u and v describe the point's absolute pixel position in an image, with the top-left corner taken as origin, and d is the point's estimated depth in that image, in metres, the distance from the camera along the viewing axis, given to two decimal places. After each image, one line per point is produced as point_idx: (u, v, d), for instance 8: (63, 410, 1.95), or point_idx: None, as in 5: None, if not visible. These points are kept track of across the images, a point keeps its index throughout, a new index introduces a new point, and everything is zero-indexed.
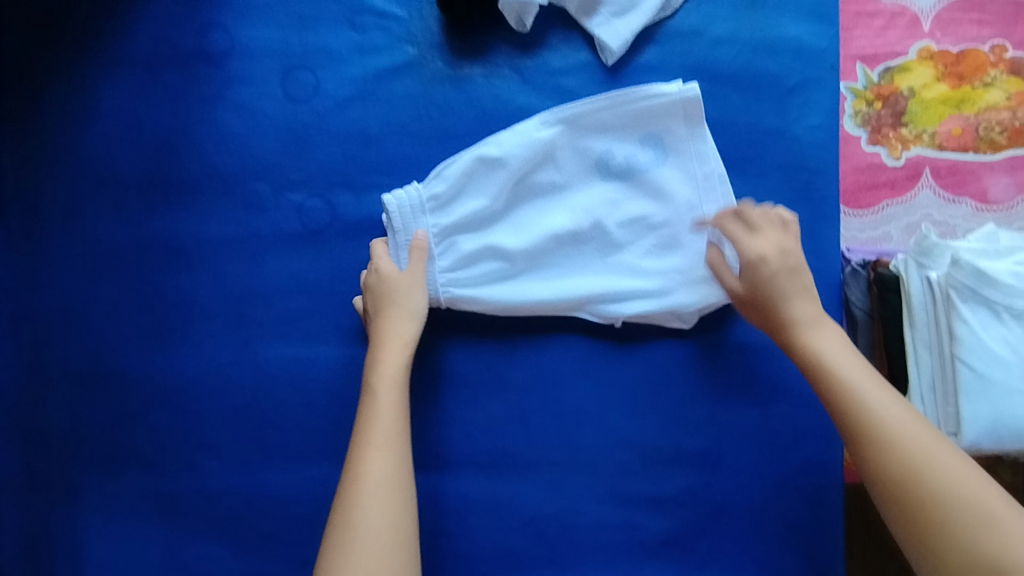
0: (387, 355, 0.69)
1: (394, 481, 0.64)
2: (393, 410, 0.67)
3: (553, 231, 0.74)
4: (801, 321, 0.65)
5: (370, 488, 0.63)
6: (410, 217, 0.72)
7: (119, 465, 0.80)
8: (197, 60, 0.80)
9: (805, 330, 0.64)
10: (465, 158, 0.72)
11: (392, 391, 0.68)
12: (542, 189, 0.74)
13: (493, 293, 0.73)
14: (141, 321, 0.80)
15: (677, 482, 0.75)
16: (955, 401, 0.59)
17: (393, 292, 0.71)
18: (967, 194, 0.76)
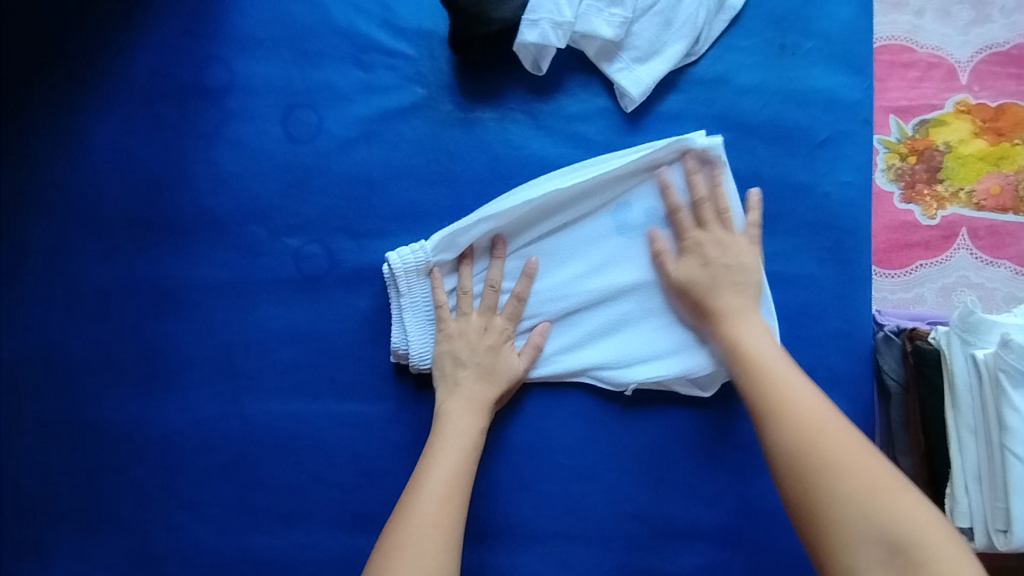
0: (461, 413, 0.66)
1: (439, 543, 0.57)
2: (459, 471, 0.63)
3: (563, 296, 0.70)
4: (727, 311, 0.64)
5: (413, 544, 0.57)
6: (413, 278, 0.69)
7: (94, 522, 0.75)
8: (194, 95, 0.76)
9: (730, 321, 0.64)
10: (477, 221, 0.68)
11: (457, 453, 0.64)
12: (554, 251, 0.70)
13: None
14: (124, 368, 0.75)
15: (693, 559, 0.69)
16: (1005, 496, 0.54)
17: (498, 370, 0.68)
18: (1006, 256, 0.71)
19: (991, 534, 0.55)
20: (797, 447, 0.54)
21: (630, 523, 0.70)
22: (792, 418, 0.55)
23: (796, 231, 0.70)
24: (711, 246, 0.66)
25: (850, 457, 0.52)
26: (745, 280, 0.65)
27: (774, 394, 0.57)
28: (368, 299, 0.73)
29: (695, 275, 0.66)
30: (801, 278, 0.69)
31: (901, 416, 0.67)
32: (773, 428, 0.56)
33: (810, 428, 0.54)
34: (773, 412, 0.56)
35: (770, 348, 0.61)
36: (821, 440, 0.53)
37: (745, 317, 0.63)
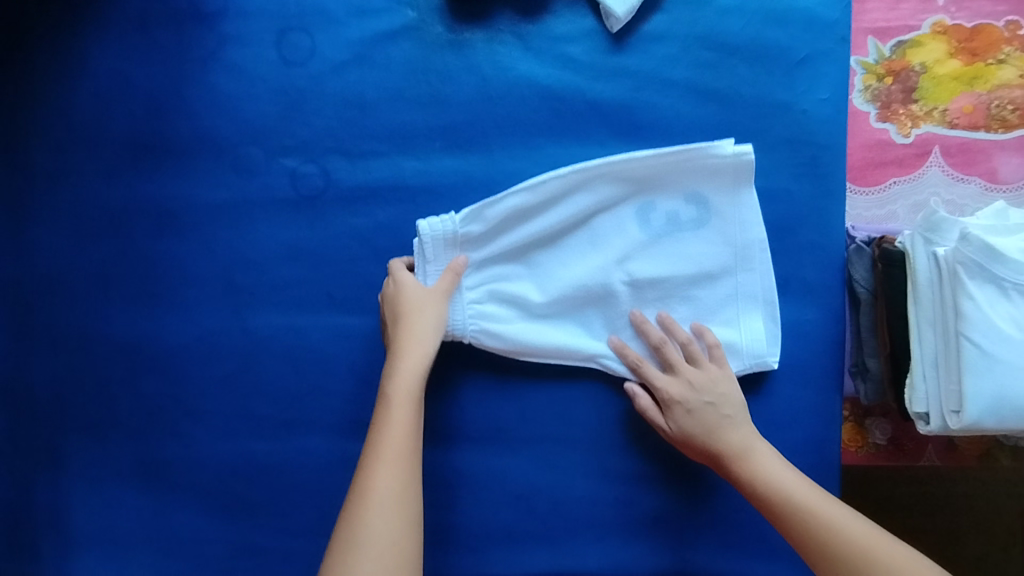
0: (404, 365, 0.67)
1: (401, 499, 0.60)
2: (410, 423, 0.64)
3: (577, 285, 0.72)
4: (736, 450, 0.66)
5: (377, 504, 0.59)
6: (442, 248, 0.71)
7: (105, 431, 0.79)
8: (190, 19, 0.78)
9: (743, 460, 0.65)
10: (506, 199, 0.70)
11: (407, 405, 0.65)
12: (573, 239, 0.73)
13: (505, 335, 0.72)
14: (129, 285, 0.79)
15: (671, 461, 0.74)
16: (958, 378, 0.58)
17: (408, 303, 0.69)
18: (977, 173, 0.74)
19: (945, 416, 0.59)
20: None
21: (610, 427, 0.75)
22: (846, 560, 0.58)
23: (773, 147, 0.72)
24: (693, 390, 0.68)
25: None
26: (733, 412, 0.68)
27: (824, 538, 0.59)
28: (363, 217, 0.76)
29: (689, 421, 0.68)
30: (777, 193, 0.72)
31: (870, 321, 0.70)
32: (835, 573, 0.58)
33: (861, 565, 0.57)
34: (826, 553, 0.59)
35: (788, 474, 0.64)
36: (877, 571, 0.56)
37: (752, 450, 0.66)
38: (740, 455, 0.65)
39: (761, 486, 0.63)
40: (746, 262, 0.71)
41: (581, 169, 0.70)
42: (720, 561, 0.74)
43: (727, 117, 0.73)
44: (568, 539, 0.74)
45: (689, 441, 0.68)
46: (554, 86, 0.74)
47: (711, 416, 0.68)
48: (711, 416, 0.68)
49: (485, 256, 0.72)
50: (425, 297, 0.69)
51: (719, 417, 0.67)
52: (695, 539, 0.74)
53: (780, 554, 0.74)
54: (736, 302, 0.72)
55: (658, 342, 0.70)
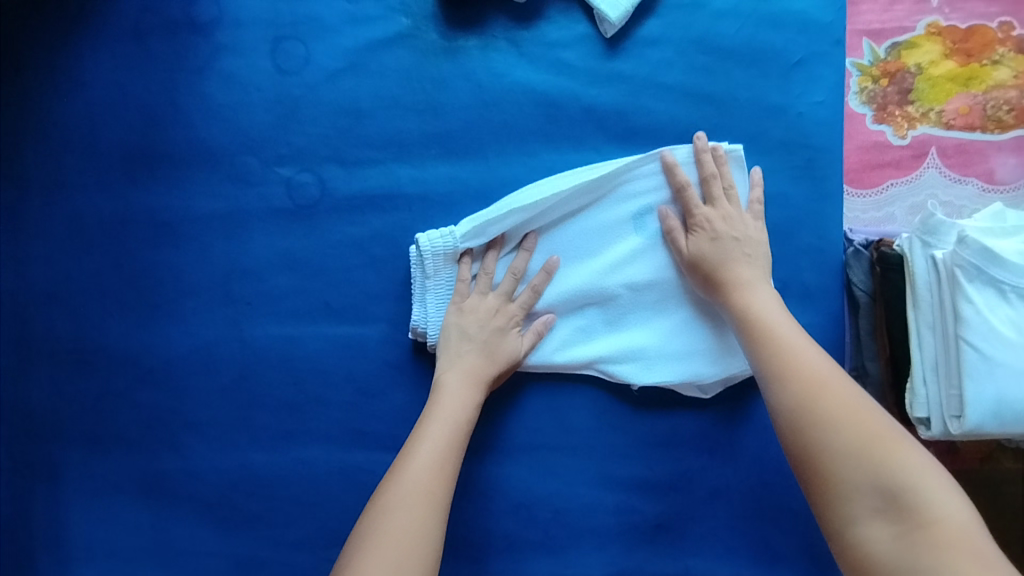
0: (455, 388, 0.69)
1: (424, 506, 0.60)
2: (450, 438, 0.66)
3: (574, 292, 0.72)
4: (741, 280, 0.66)
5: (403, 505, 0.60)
6: (440, 263, 0.71)
7: (104, 443, 0.79)
8: (184, 29, 0.77)
9: (740, 290, 0.66)
10: (507, 212, 0.70)
11: (447, 426, 0.66)
12: (568, 245, 0.72)
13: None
14: (126, 297, 0.78)
15: (672, 467, 0.74)
16: (958, 383, 0.57)
17: (500, 356, 0.70)
18: (974, 174, 0.74)
19: (946, 422, 0.59)
20: (804, 408, 0.56)
21: (611, 433, 0.74)
22: (800, 380, 0.57)
23: (770, 151, 0.72)
24: (721, 222, 0.68)
25: (846, 413, 0.55)
26: (753, 253, 0.68)
27: (785, 356, 0.60)
28: (359, 226, 0.76)
29: (708, 247, 0.68)
30: (775, 197, 0.72)
31: (869, 325, 0.70)
32: (785, 389, 0.58)
33: (812, 389, 0.57)
34: (778, 369, 0.59)
35: (780, 314, 0.64)
36: (822, 398, 0.56)
37: (756, 287, 0.66)
38: (743, 284, 0.66)
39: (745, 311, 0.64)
40: None
41: (576, 179, 0.70)
42: (722, 568, 0.73)
43: (723, 120, 0.72)
44: (570, 547, 0.74)
45: (698, 266, 0.68)
46: (550, 92, 0.74)
47: (731, 249, 0.68)
48: (731, 248, 0.68)
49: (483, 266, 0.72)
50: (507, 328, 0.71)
51: (735, 240, 0.68)
52: (698, 545, 0.74)
53: (783, 559, 0.73)
54: None
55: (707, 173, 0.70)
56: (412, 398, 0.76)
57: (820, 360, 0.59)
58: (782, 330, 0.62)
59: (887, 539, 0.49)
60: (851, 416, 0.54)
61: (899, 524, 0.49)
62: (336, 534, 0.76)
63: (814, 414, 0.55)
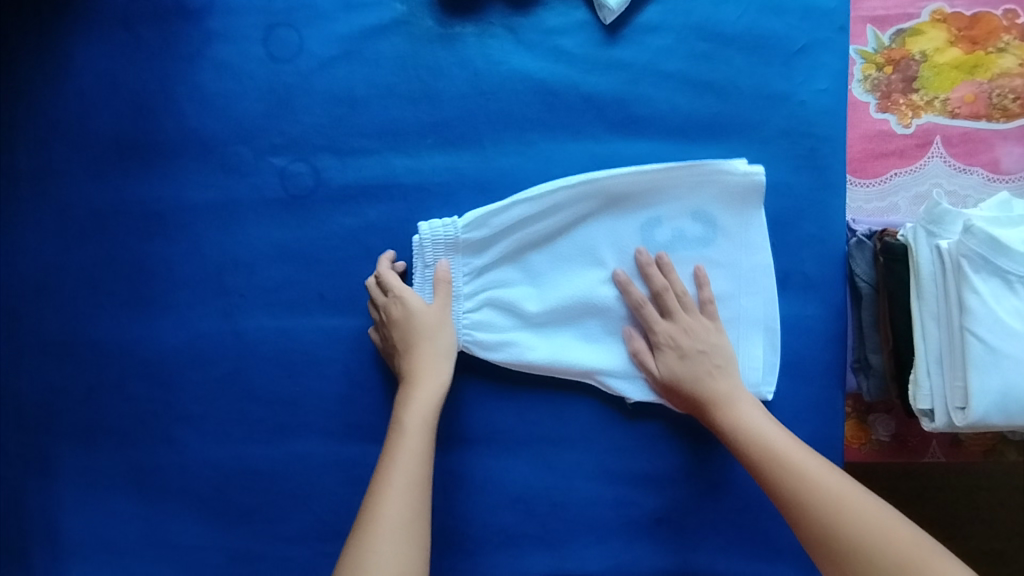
0: (419, 393, 0.67)
1: (406, 532, 0.58)
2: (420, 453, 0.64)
3: (577, 297, 0.71)
4: (723, 398, 0.66)
5: (384, 536, 0.58)
6: (440, 252, 0.71)
7: (96, 436, 0.78)
8: (174, 15, 0.76)
9: (728, 409, 0.65)
10: (513, 209, 0.69)
11: (421, 433, 0.64)
12: (571, 248, 0.72)
13: (503, 344, 0.71)
14: (119, 288, 0.77)
15: (672, 460, 0.73)
16: (963, 374, 0.56)
17: (424, 326, 0.68)
18: (979, 163, 0.72)
19: (950, 413, 0.58)
20: (834, 543, 0.55)
21: (609, 428, 0.73)
22: (822, 509, 0.57)
23: (773, 140, 0.71)
24: (685, 335, 0.68)
25: (877, 536, 0.55)
26: (725, 361, 0.67)
27: (806, 488, 0.58)
28: (354, 216, 0.75)
29: (679, 366, 0.67)
30: (776, 186, 0.71)
31: (872, 316, 0.69)
32: (810, 524, 0.57)
33: (835, 521, 0.56)
34: (798, 500, 0.58)
35: (774, 429, 0.63)
36: (850, 527, 0.55)
37: (737, 403, 0.65)
38: (721, 404, 0.65)
39: (750, 433, 0.63)
40: (751, 283, 0.70)
41: (586, 180, 0.69)
42: (722, 562, 0.73)
43: (724, 109, 0.71)
44: (568, 541, 0.73)
45: (675, 387, 0.68)
46: (548, 79, 0.73)
47: (700, 366, 0.67)
48: (699, 364, 0.67)
49: (486, 262, 0.71)
50: (438, 318, 0.69)
51: (706, 354, 0.67)
52: (697, 539, 0.73)
53: (782, 553, 0.73)
54: (738, 324, 0.70)
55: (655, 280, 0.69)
56: None
57: (835, 479, 0.59)
58: (785, 452, 0.61)
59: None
60: (884, 537, 0.54)
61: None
62: (331, 527, 0.75)
63: (850, 539, 0.55)
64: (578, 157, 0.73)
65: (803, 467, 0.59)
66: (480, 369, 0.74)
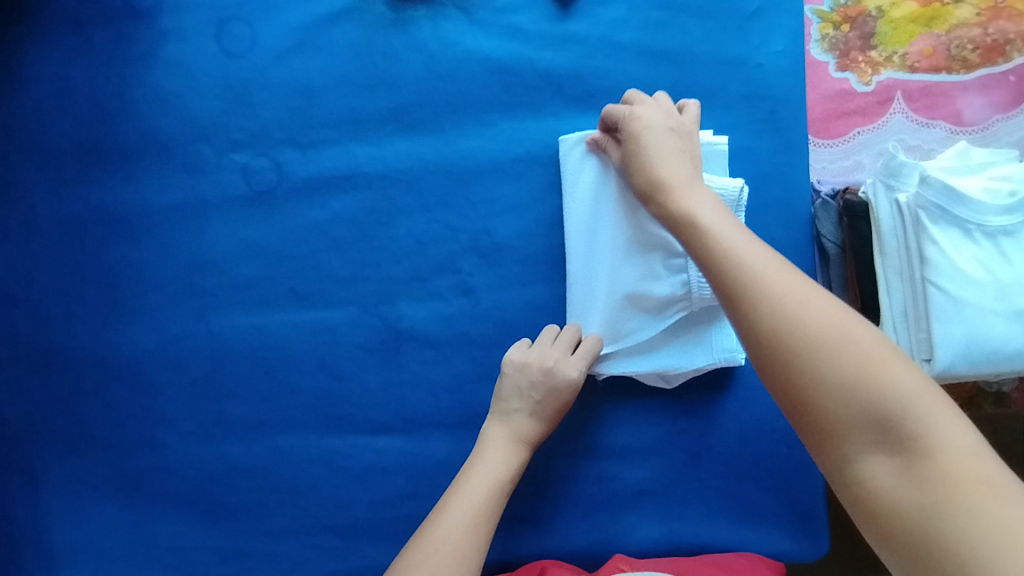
0: (507, 448, 0.68)
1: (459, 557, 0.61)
2: (481, 507, 0.64)
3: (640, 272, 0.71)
4: (670, 182, 0.58)
5: (431, 552, 0.61)
6: None
7: (78, 444, 0.78)
8: (127, 17, 0.77)
9: (674, 191, 0.57)
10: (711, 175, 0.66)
11: (493, 485, 0.65)
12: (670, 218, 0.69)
13: (676, 284, 0.66)
14: (93, 295, 0.78)
15: (652, 432, 0.73)
16: (927, 326, 0.57)
17: (554, 386, 0.68)
18: (941, 117, 0.72)
19: (917, 366, 0.58)
20: (763, 318, 0.45)
21: (585, 402, 0.74)
22: (746, 273, 0.47)
23: (733, 105, 0.70)
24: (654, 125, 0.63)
25: (800, 312, 0.44)
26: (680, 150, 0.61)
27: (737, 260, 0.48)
28: (320, 208, 0.75)
29: (644, 140, 0.62)
30: (739, 151, 0.70)
31: (840, 275, 0.69)
32: (735, 297, 0.47)
33: (756, 290, 0.46)
34: (731, 274, 0.47)
35: (718, 211, 0.54)
36: (770, 296, 0.45)
37: (692, 186, 0.57)
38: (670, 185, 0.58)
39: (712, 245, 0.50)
40: None
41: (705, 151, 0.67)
42: (709, 531, 0.72)
43: (681, 75, 0.71)
44: (553, 520, 0.73)
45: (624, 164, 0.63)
46: (503, 58, 0.73)
47: (657, 150, 0.61)
48: (657, 146, 0.61)
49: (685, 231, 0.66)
50: (570, 380, 0.68)
51: (662, 146, 0.61)
52: (682, 509, 0.73)
53: (767, 519, 0.72)
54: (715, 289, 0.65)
55: (623, 117, 0.64)
56: (384, 379, 0.74)
57: (795, 281, 0.46)
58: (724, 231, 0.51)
59: (893, 484, 0.40)
60: (831, 335, 0.43)
61: (902, 454, 0.40)
62: (317, 520, 0.74)
63: (804, 350, 0.43)
64: (539, 135, 0.73)
65: (757, 271, 0.47)
66: (454, 352, 0.74)
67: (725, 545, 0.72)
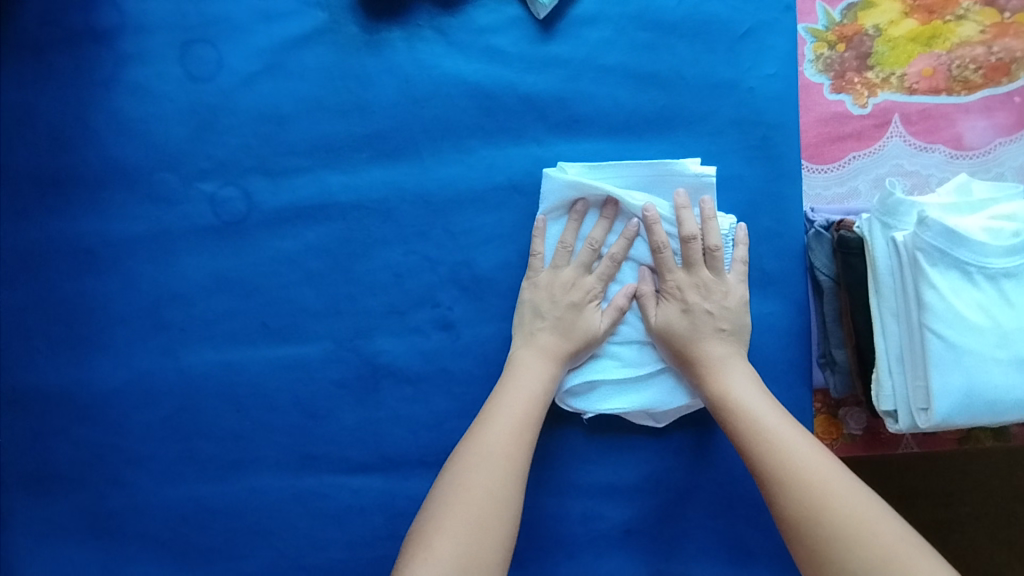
0: (529, 371, 0.64)
1: (500, 506, 0.56)
2: (511, 449, 0.59)
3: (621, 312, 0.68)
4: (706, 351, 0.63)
5: (463, 500, 0.55)
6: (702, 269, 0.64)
7: (45, 484, 0.75)
8: (87, 39, 0.73)
9: (714, 367, 0.62)
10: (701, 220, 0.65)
11: (520, 422, 0.61)
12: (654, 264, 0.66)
13: None
14: (57, 329, 0.75)
15: (640, 469, 0.71)
16: (924, 373, 0.54)
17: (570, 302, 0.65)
18: (941, 140, 0.69)
19: (914, 415, 0.55)
20: (797, 511, 0.53)
21: (571, 440, 0.71)
22: (781, 467, 0.55)
23: (723, 131, 0.68)
24: (696, 289, 0.64)
25: (824, 500, 0.52)
26: (726, 325, 0.63)
27: (770, 452, 0.56)
28: (292, 239, 0.72)
29: (684, 307, 0.63)
30: (729, 179, 0.67)
31: (835, 311, 0.65)
32: (773, 486, 0.55)
33: (787, 479, 0.54)
34: (769, 468, 0.56)
35: (754, 389, 0.61)
36: (799, 489, 0.54)
37: (730, 362, 0.62)
38: (707, 355, 0.62)
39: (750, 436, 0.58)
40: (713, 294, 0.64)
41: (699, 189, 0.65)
42: (699, 572, 0.70)
43: (669, 99, 0.68)
44: (537, 561, 0.71)
45: (666, 335, 0.64)
46: (483, 82, 0.69)
47: (698, 322, 0.63)
48: (700, 321, 0.63)
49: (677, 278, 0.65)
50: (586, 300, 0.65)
51: (705, 310, 0.63)
52: (670, 549, 0.70)
53: (758, 560, 0.70)
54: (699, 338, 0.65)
55: (659, 253, 0.64)
56: (360, 417, 0.72)
57: (818, 467, 0.54)
58: (760, 419, 0.58)
59: None
60: (851, 522, 0.51)
61: None
62: (293, 562, 0.72)
63: (832, 540, 0.51)
64: (520, 162, 0.69)
65: (788, 461, 0.55)
66: (433, 388, 0.71)
67: None
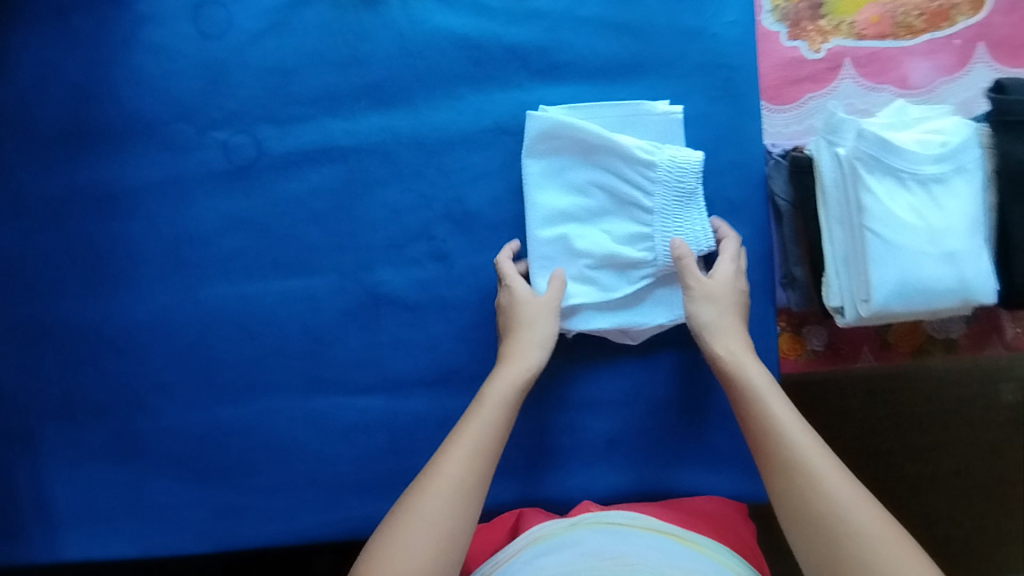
0: (509, 363, 0.68)
1: (468, 487, 0.58)
2: (490, 437, 0.62)
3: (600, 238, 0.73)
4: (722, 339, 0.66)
5: (442, 485, 0.57)
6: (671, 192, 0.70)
7: (74, 412, 0.82)
8: (107, 4, 0.81)
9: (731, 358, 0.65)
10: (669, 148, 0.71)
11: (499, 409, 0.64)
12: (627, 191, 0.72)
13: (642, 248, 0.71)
14: (84, 269, 0.81)
15: (620, 385, 0.77)
16: (865, 269, 0.60)
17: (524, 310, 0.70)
18: (888, 81, 0.75)
19: (857, 307, 0.62)
20: (800, 498, 0.54)
21: (558, 361, 0.77)
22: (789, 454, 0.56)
23: (690, 73, 0.74)
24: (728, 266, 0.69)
25: (828, 494, 0.53)
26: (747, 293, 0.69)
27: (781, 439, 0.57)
28: (298, 181, 0.79)
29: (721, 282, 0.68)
30: (695, 117, 0.74)
31: (793, 231, 0.72)
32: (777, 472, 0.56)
33: (792, 468, 0.55)
34: (777, 454, 0.57)
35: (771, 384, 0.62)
36: (802, 476, 0.55)
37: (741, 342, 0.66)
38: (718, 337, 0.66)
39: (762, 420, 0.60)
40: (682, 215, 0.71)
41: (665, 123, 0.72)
42: (676, 477, 0.76)
43: (639, 46, 0.75)
44: (528, 471, 0.77)
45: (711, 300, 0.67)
46: (470, 34, 0.77)
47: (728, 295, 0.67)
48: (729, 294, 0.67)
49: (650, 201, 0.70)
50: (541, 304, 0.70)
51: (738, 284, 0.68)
52: (649, 458, 0.76)
53: (731, 465, 0.76)
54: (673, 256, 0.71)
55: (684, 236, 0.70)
56: (364, 342, 0.78)
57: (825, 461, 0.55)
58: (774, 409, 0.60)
59: None
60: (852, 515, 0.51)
61: None
62: (304, 476, 0.78)
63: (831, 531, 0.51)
64: (505, 106, 0.76)
65: (796, 450, 0.56)
66: (429, 314, 0.77)
67: (692, 487, 0.76)
